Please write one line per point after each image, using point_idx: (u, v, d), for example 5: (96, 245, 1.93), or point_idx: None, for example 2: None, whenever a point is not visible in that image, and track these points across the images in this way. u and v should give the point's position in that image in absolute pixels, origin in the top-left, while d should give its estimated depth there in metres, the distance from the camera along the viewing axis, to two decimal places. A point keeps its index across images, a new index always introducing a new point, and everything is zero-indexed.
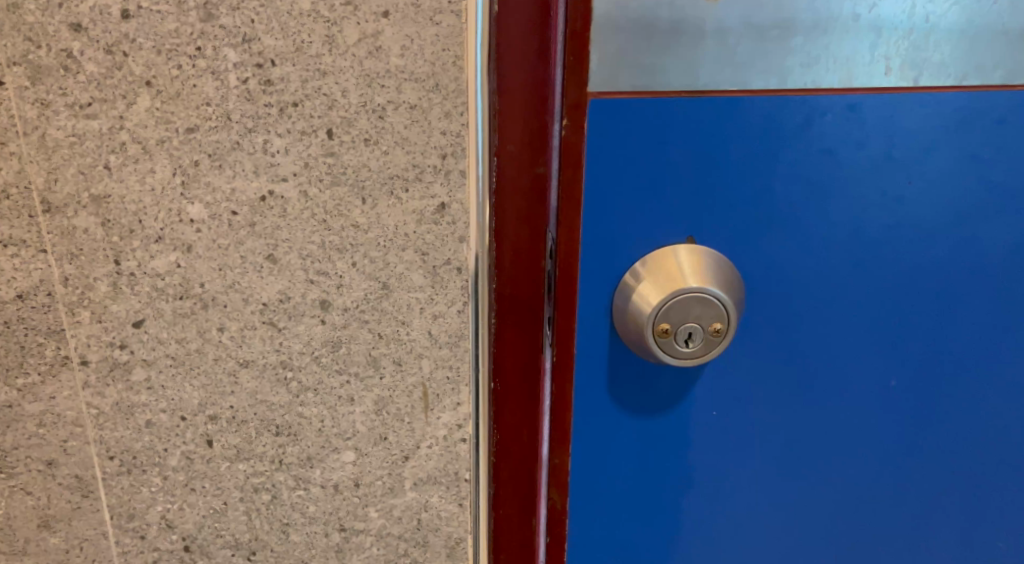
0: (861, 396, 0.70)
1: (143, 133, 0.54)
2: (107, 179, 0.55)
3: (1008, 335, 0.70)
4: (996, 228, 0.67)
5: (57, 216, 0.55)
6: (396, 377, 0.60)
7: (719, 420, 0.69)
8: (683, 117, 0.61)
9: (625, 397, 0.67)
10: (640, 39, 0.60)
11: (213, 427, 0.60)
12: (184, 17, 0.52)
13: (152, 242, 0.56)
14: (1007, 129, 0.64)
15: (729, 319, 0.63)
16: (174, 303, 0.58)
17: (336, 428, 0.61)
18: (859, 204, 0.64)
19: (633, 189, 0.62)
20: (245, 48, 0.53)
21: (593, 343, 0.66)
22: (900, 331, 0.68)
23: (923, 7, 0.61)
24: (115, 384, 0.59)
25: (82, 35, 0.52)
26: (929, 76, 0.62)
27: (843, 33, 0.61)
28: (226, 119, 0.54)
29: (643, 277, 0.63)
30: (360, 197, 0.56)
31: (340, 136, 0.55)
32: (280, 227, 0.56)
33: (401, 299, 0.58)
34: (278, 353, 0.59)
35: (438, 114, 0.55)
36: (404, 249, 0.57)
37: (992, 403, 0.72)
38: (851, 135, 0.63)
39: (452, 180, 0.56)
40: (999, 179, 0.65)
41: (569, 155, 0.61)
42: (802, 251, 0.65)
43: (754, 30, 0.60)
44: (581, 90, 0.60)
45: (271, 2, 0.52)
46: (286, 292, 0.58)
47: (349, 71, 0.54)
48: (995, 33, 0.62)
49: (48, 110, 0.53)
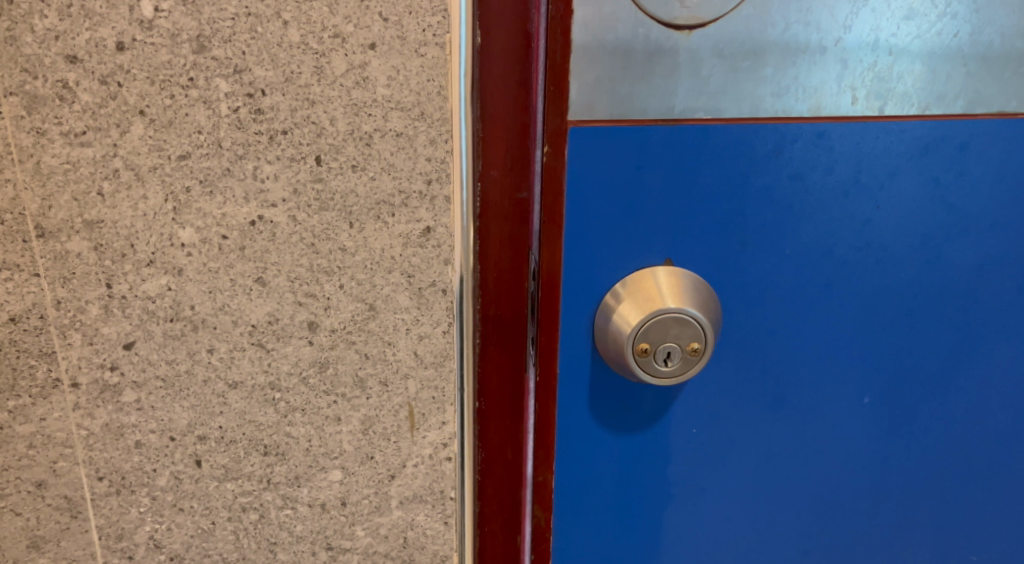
0: (835, 412, 0.72)
1: (136, 160, 0.56)
2: (100, 205, 0.56)
3: (976, 351, 0.72)
4: (961, 248, 0.69)
5: (51, 241, 0.57)
6: (382, 397, 0.61)
7: (699, 436, 0.71)
8: (660, 143, 0.63)
9: (606, 415, 0.69)
10: (617, 69, 0.62)
11: (202, 447, 0.61)
12: (177, 49, 0.54)
13: (144, 266, 0.58)
14: (969, 154, 0.67)
15: (706, 339, 0.64)
16: (165, 325, 0.59)
17: (323, 447, 0.62)
18: (830, 226, 0.67)
19: (612, 212, 0.64)
20: (236, 79, 0.55)
21: (575, 363, 0.68)
22: (873, 350, 0.70)
23: (887, 39, 0.64)
24: (106, 406, 0.60)
25: (77, 66, 0.54)
26: (894, 105, 0.65)
27: (812, 65, 0.63)
28: (217, 146, 0.56)
29: (624, 297, 0.65)
30: (347, 221, 0.58)
31: (328, 162, 0.56)
32: (269, 251, 0.58)
33: (387, 320, 0.60)
34: (267, 374, 0.60)
35: (423, 141, 0.57)
36: (391, 272, 0.59)
37: (962, 417, 0.74)
38: (820, 161, 0.65)
39: (437, 206, 0.58)
40: (963, 202, 0.68)
41: (550, 181, 0.63)
42: (777, 272, 0.67)
43: (726, 60, 0.63)
44: (561, 118, 0.62)
45: (261, 35, 0.54)
46: (275, 314, 0.59)
47: (337, 100, 0.55)
48: (955, 65, 0.65)
49: (43, 138, 0.55)
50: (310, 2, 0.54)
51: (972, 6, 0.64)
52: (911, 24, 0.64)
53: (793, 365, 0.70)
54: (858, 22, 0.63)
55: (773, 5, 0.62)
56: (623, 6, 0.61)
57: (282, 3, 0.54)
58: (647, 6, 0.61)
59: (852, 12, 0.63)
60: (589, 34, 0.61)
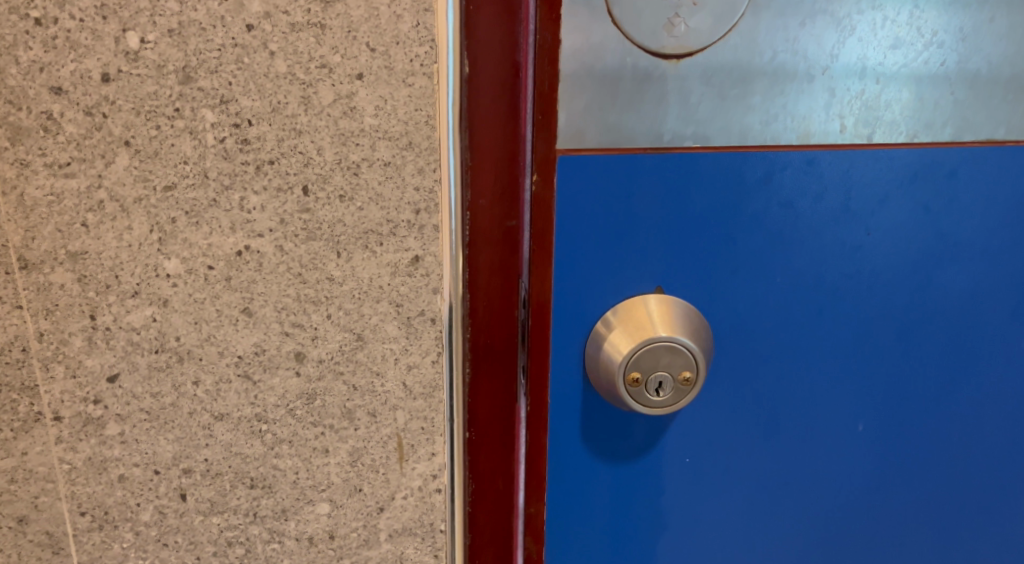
0: (829, 439, 0.71)
1: (121, 191, 0.55)
2: (84, 236, 0.56)
3: (969, 377, 0.72)
4: (952, 275, 0.69)
5: (34, 272, 0.56)
6: (371, 428, 0.60)
7: (693, 465, 0.70)
8: (651, 171, 0.63)
9: (598, 444, 0.68)
10: (605, 97, 0.62)
11: (187, 480, 0.60)
12: (163, 80, 0.54)
13: (128, 297, 0.57)
14: (958, 182, 0.67)
15: (698, 368, 0.64)
16: (149, 357, 0.58)
17: (310, 480, 0.61)
18: (821, 253, 0.66)
19: (602, 240, 0.64)
20: (223, 109, 0.54)
21: (566, 392, 0.67)
22: (866, 377, 0.70)
23: (874, 68, 0.64)
24: (88, 439, 0.59)
25: (62, 98, 0.53)
26: (882, 134, 0.65)
27: (800, 93, 0.63)
28: (203, 177, 0.55)
29: (615, 325, 0.65)
30: (335, 251, 0.57)
31: (315, 192, 0.56)
32: (256, 281, 0.57)
33: (375, 350, 0.59)
34: (253, 406, 0.59)
35: (411, 170, 0.56)
36: (379, 301, 0.58)
37: (957, 444, 0.74)
38: (809, 189, 0.65)
39: (426, 234, 0.57)
40: (954, 229, 0.68)
41: (539, 209, 0.63)
42: (768, 300, 0.67)
43: (714, 89, 0.63)
44: (549, 146, 0.62)
45: (248, 65, 0.54)
46: (262, 345, 0.58)
47: (324, 130, 0.55)
48: (943, 93, 0.65)
49: (27, 170, 0.54)
50: (296, 32, 0.53)
51: (959, 34, 0.64)
52: (898, 53, 0.64)
53: (786, 393, 0.69)
54: (845, 51, 0.63)
55: (760, 35, 0.62)
56: (611, 35, 0.61)
57: (269, 34, 0.53)
58: (635, 35, 0.61)
59: (840, 41, 0.63)
60: (577, 62, 0.61)
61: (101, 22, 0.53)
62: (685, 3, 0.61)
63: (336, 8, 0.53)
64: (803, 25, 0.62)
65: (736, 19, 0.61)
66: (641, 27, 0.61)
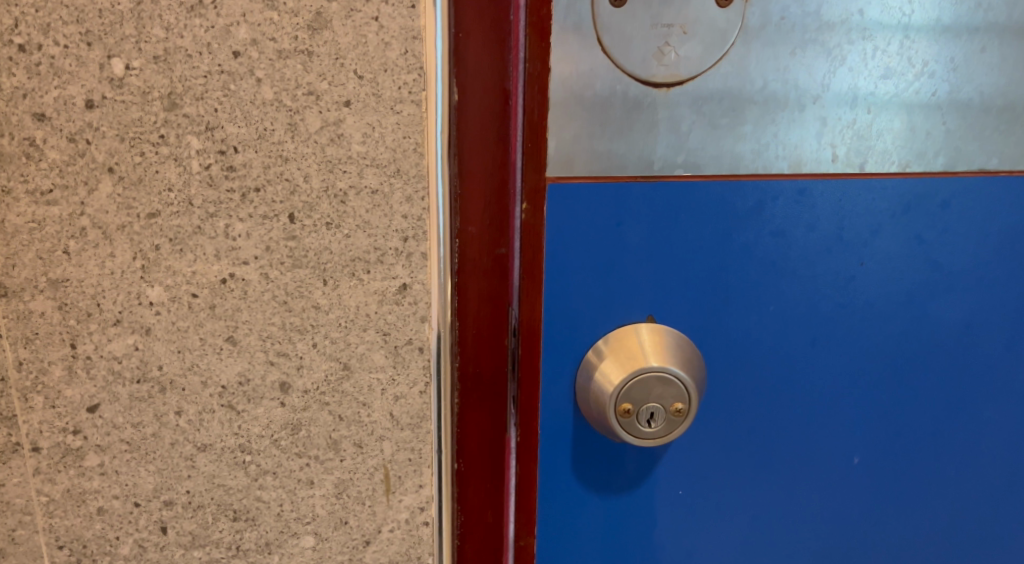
0: (824, 472, 0.70)
1: (104, 219, 0.54)
2: (66, 263, 0.55)
3: (965, 409, 0.71)
4: (946, 307, 0.68)
5: (14, 300, 0.55)
6: (357, 460, 0.59)
7: (686, 498, 0.69)
8: (642, 200, 0.62)
9: (589, 476, 0.67)
10: (595, 126, 0.61)
11: (168, 513, 0.59)
12: (148, 106, 0.53)
13: (110, 326, 0.56)
14: (951, 213, 0.67)
15: (690, 400, 0.63)
16: (131, 387, 0.57)
17: (295, 512, 0.60)
18: (813, 284, 0.66)
19: (592, 270, 0.63)
20: (208, 136, 0.54)
21: (557, 423, 0.66)
22: (861, 410, 0.69)
23: (865, 97, 0.63)
24: (67, 471, 0.58)
25: (45, 124, 0.53)
26: (874, 163, 0.65)
27: (791, 122, 0.63)
28: (187, 204, 0.54)
29: (606, 354, 0.64)
30: (321, 279, 0.56)
31: (302, 220, 0.55)
32: (240, 309, 0.56)
33: (362, 380, 0.58)
34: (237, 437, 0.58)
35: (400, 198, 0.55)
36: (366, 330, 0.57)
37: (954, 478, 0.73)
38: (802, 219, 0.65)
39: (414, 262, 0.56)
40: (946, 260, 0.67)
41: (530, 237, 0.62)
42: (761, 330, 0.66)
43: (705, 117, 0.62)
44: (539, 174, 0.61)
45: (234, 92, 0.53)
46: (246, 374, 0.57)
47: (311, 157, 0.54)
48: (934, 123, 0.65)
49: (8, 197, 0.53)
50: (284, 59, 0.53)
51: (950, 64, 0.64)
52: (889, 83, 0.63)
53: (780, 426, 0.69)
54: (836, 80, 0.63)
55: (751, 64, 0.62)
56: (600, 63, 0.60)
57: (255, 61, 0.53)
58: (624, 63, 0.61)
59: (831, 70, 0.63)
60: (566, 90, 0.61)
61: (86, 48, 0.52)
62: (675, 31, 0.60)
63: (324, 35, 0.53)
64: (794, 54, 0.62)
65: (727, 47, 0.61)
66: (631, 55, 0.60)
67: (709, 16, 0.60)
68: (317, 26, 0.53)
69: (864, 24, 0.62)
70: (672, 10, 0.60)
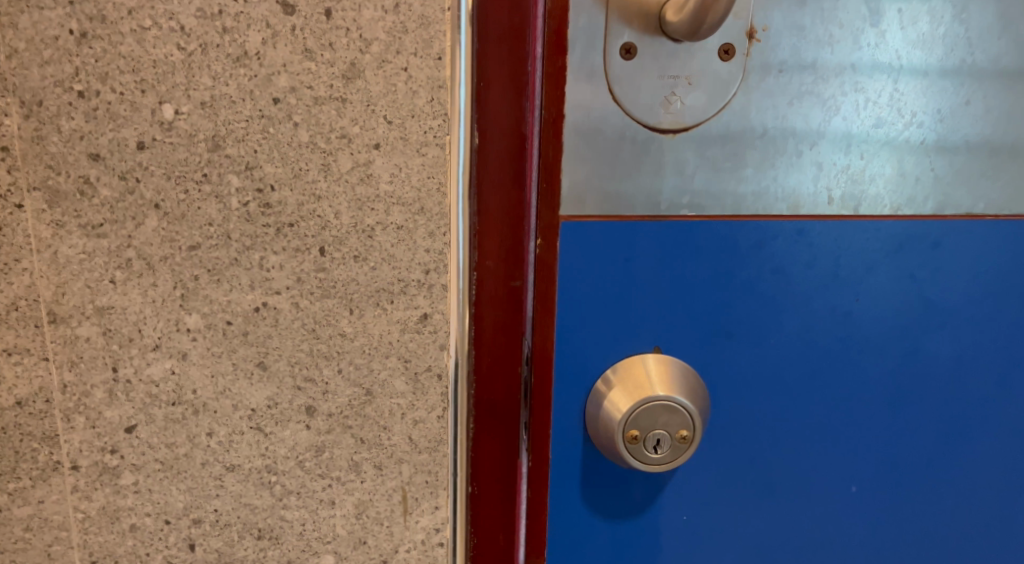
0: (824, 500, 0.73)
1: (148, 250, 0.58)
2: (112, 292, 0.58)
3: (957, 439, 0.74)
4: (939, 341, 0.72)
5: (62, 326, 0.59)
6: (376, 481, 0.62)
7: (690, 523, 0.72)
8: (648, 239, 0.66)
9: (597, 500, 0.71)
10: (606, 168, 0.65)
11: (196, 530, 0.62)
12: (193, 148, 0.57)
13: (150, 350, 0.60)
14: (941, 253, 0.70)
15: (695, 427, 0.66)
16: (167, 409, 0.60)
17: (316, 531, 0.63)
18: (811, 319, 0.69)
19: (600, 303, 0.67)
20: (247, 175, 0.58)
21: (567, 449, 0.70)
22: (858, 442, 0.72)
23: (858, 145, 0.67)
24: (104, 488, 0.61)
25: (99, 163, 0.57)
26: (868, 206, 0.68)
27: (789, 167, 0.67)
28: (226, 238, 0.58)
29: (615, 383, 0.67)
30: (348, 308, 0.60)
31: (331, 253, 0.59)
32: (271, 336, 0.60)
33: (383, 405, 0.61)
34: (264, 458, 0.62)
35: (423, 233, 0.59)
36: (388, 356, 0.61)
37: (948, 508, 0.76)
38: (800, 257, 0.68)
39: (434, 293, 0.60)
40: (938, 297, 0.71)
41: (543, 272, 0.66)
42: (762, 363, 0.70)
43: (708, 162, 0.66)
44: (553, 213, 0.65)
45: (273, 135, 0.57)
46: (274, 398, 0.61)
47: (341, 196, 0.58)
48: (924, 169, 0.69)
49: (62, 230, 0.57)
50: (319, 105, 0.57)
51: (937, 115, 0.68)
52: (880, 131, 0.67)
53: (780, 455, 0.72)
54: (830, 128, 0.67)
55: (752, 112, 0.66)
56: (610, 110, 0.64)
57: (293, 107, 0.57)
58: (633, 111, 0.65)
59: (825, 119, 0.67)
60: (579, 135, 0.65)
61: (140, 94, 0.56)
62: (681, 82, 0.64)
63: (357, 83, 0.57)
64: (791, 105, 0.66)
65: (729, 97, 0.65)
66: (640, 103, 0.64)
67: (712, 68, 0.64)
68: (351, 75, 0.57)
69: (858, 76, 0.66)
70: (679, 62, 0.64)
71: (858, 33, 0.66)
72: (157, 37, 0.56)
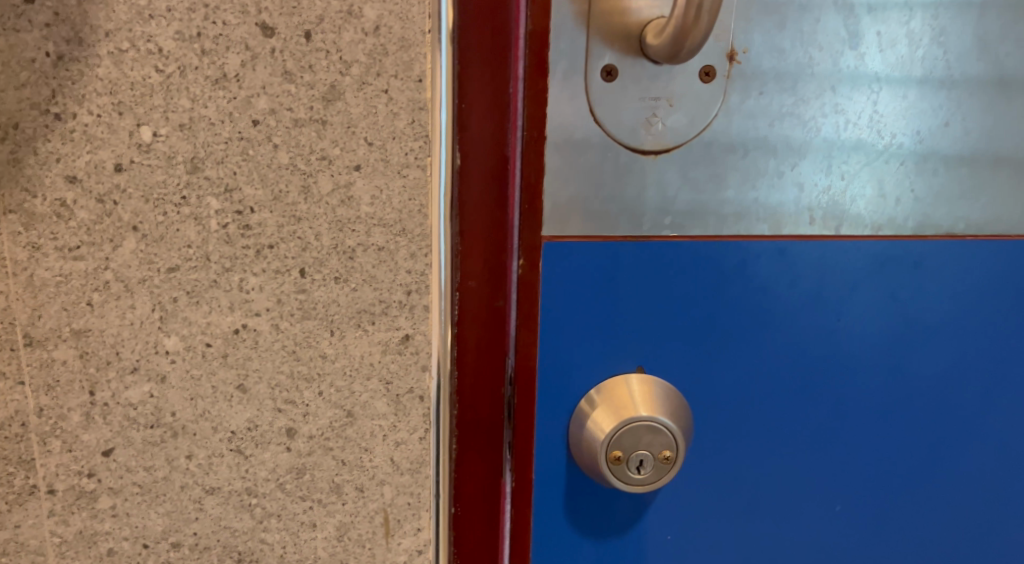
0: (809, 519, 0.73)
1: (126, 273, 0.58)
2: (89, 314, 0.58)
3: (941, 457, 0.74)
4: (921, 360, 0.72)
5: (38, 349, 0.58)
6: (358, 503, 0.62)
7: (674, 543, 0.72)
8: (631, 258, 0.66)
9: (581, 521, 0.70)
10: (588, 189, 0.65)
11: (175, 554, 0.62)
12: (172, 169, 0.57)
13: (128, 373, 0.59)
14: (922, 273, 0.70)
15: (677, 447, 0.66)
16: (145, 432, 0.60)
17: (297, 554, 0.62)
18: (794, 338, 0.69)
19: (583, 323, 0.67)
20: (226, 197, 0.57)
21: (551, 470, 0.69)
22: (843, 460, 0.73)
23: (839, 166, 0.68)
24: (80, 512, 0.60)
25: (76, 185, 0.56)
26: (849, 226, 0.69)
27: (770, 188, 0.67)
28: (205, 259, 0.58)
29: (598, 403, 0.67)
30: (328, 330, 0.59)
31: (312, 274, 0.59)
32: (251, 357, 0.59)
33: (364, 426, 0.61)
34: (244, 480, 0.61)
35: (404, 254, 0.59)
36: (369, 378, 0.60)
37: (933, 526, 0.76)
38: (783, 277, 0.68)
39: (416, 314, 0.60)
40: (920, 316, 0.71)
41: (526, 293, 0.66)
42: (745, 383, 0.70)
43: (690, 182, 0.66)
44: (535, 234, 0.65)
45: (252, 157, 0.57)
46: (254, 421, 0.60)
47: (322, 217, 0.58)
48: (903, 190, 0.69)
49: (38, 252, 0.57)
50: (299, 127, 0.57)
51: (916, 137, 0.68)
52: (860, 152, 0.68)
53: (764, 474, 0.72)
54: (811, 149, 0.67)
55: (733, 133, 0.66)
56: (592, 131, 0.64)
57: (273, 128, 0.57)
58: (615, 132, 0.65)
59: (805, 140, 0.67)
60: (561, 156, 0.65)
61: (118, 117, 0.56)
62: (662, 104, 0.64)
63: (337, 105, 0.57)
64: (772, 126, 0.66)
65: (710, 118, 0.65)
66: (622, 124, 0.65)
67: (693, 89, 0.64)
68: (331, 97, 0.57)
69: (837, 99, 0.67)
70: (660, 84, 0.64)
71: (837, 56, 0.66)
72: (135, 59, 0.55)
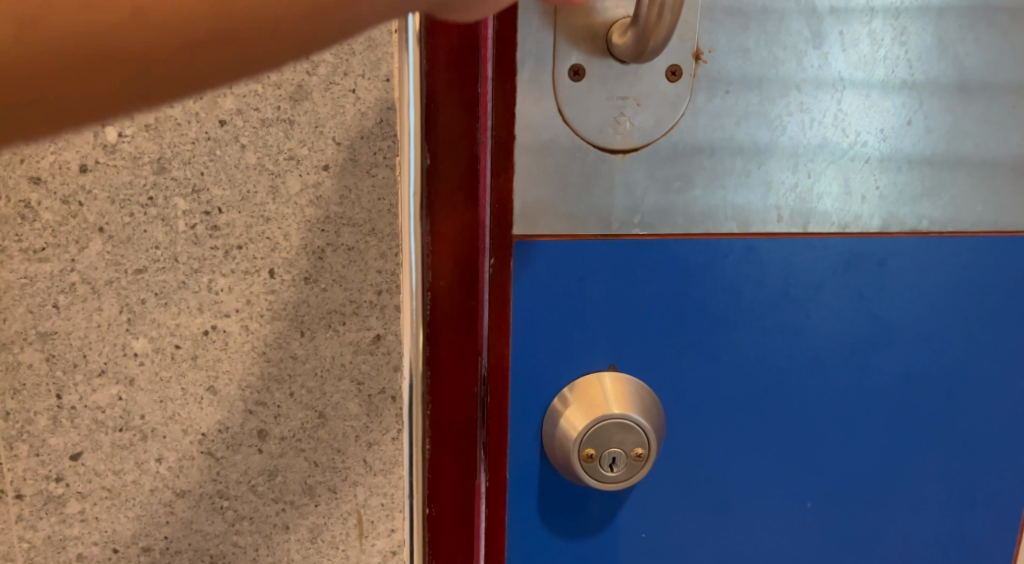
0: (780, 516, 0.74)
1: (93, 274, 0.57)
2: (55, 316, 0.57)
3: (909, 453, 0.75)
4: (888, 358, 0.73)
5: (3, 352, 0.57)
6: (331, 504, 0.62)
7: (648, 541, 0.72)
8: (601, 257, 0.67)
9: (555, 520, 0.70)
10: (558, 189, 0.65)
11: (146, 558, 0.61)
12: (138, 170, 0.56)
13: (95, 376, 0.58)
14: (888, 271, 0.71)
15: (649, 444, 0.67)
16: (113, 435, 0.59)
17: (270, 556, 0.62)
18: (763, 337, 0.70)
19: (554, 322, 0.67)
20: (194, 198, 0.57)
21: (524, 469, 0.69)
22: (812, 457, 0.73)
23: (806, 163, 0.68)
24: (48, 518, 0.60)
25: (40, 187, 0.55)
26: (816, 223, 0.69)
27: (737, 186, 0.68)
28: (173, 260, 0.58)
29: (570, 402, 0.67)
30: (298, 330, 0.59)
31: (282, 275, 0.58)
32: (221, 359, 0.59)
33: (336, 427, 0.61)
34: (215, 483, 0.61)
35: (374, 254, 0.59)
36: (341, 379, 0.60)
37: (903, 521, 0.76)
38: (751, 275, 0.69)
39: (387, 314, 0.60)
40: (886, 314, 0.72)
41: (498, 292, 0.66)
42: (715, 381, 0.70)
43: (659, 182, 0.67)
44: (505, 233, 0.65)
45: (220, 157, 0.57)
46: (225, 423, 0.60)
47: (291, 217, 0.58)
48: (869, 187, 0.70)
49: (2, 255, 0.56)
50: (267, 126, 0.57)
51: (881, 135, 0.69)
52: (825, 151, 0.68)
53: (736, 472, 0.72)
54: (777, 147, 0.68)
55: (699, 132, 0.66)
56: (561, 131, 0.65)
57: (240, 129, 0.57)
58: (583, 132, 0.65)
59: (772, 138, 0.68)
60: (531, 156, 0.65)
61: None
62: (629, 103, 0.65)
63: (304, 105, 0.57)
64: (738, 125, 0.67)
65: (677, 117, 0.66)
66: (590, 125, 0.65)
67: (660, 89, 0.65)
68: (298, 97, 0.57)
69: (802, 97, 0.67)
70: (627, 83, 0.64)
71: (802, 55, 0.67)
72: None
